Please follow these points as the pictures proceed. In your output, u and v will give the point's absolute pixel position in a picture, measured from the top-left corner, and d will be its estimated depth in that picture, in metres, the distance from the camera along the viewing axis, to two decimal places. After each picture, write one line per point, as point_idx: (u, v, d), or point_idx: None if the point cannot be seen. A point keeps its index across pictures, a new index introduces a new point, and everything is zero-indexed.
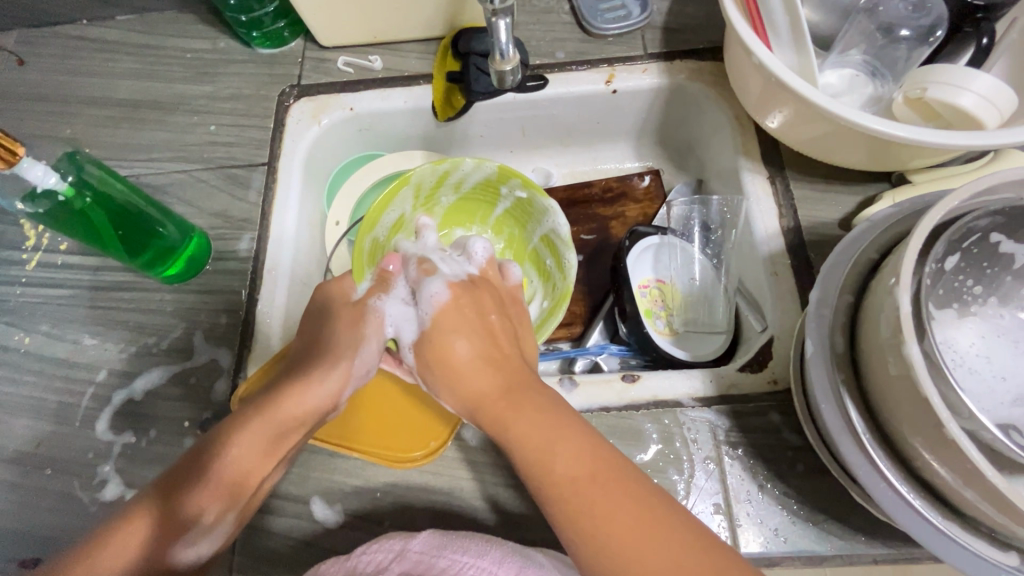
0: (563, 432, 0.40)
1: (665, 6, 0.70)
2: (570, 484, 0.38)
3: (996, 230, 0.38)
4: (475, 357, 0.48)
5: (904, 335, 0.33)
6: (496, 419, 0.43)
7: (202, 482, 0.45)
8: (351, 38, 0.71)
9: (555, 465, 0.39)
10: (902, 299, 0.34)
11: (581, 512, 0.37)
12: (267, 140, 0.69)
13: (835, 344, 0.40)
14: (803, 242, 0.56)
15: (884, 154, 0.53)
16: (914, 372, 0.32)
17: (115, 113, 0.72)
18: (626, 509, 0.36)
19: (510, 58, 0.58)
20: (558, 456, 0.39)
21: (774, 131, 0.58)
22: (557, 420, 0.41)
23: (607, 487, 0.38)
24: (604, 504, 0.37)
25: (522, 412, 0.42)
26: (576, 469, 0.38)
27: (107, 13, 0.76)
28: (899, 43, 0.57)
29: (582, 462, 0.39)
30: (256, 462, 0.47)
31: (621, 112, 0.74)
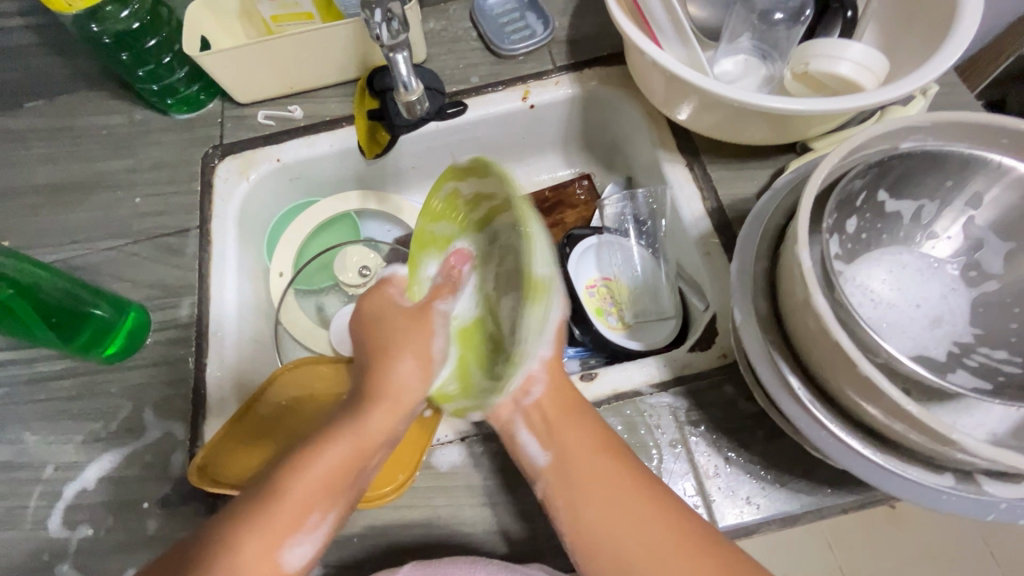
0: (593, 435, 0.48)
1: (566, 20, 0.74)
2: (582, 477, 0.46)
3: (875, 183, 0.42)
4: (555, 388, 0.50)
5: (809, 288, 0.35)
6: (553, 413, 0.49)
7: (201, 548, 0.41)
8: (266, 92, 0.72)
9: (597, 514, 0.45)
10: (803, 254, 0.36)
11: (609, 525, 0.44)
12: (195, 203, 0.69)
13: (760, 308, 0.42)
14: (727, 220, 0.60)
15: (785, 127, 0.57)
16: (825, 319, 0.34)
17: (35, 200, 0.70)
18: (653, 534, 0.43)
19: (413, 88, 0.60)
20: (593, 483, 0.46)
21: (685, 122, 0.62)
22: (584, 429, 0.48)
23: (618, 489, 0.45)
24: (596, 494, 0.45)
25: (574, 417, 0.49)
26: (632, 521, 0.43)
27: (15, 102, 0.75)
28: (777, 25, 0.62)
29: (623, 495, 0.44)
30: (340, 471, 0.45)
31: (543, 126, 0.77)
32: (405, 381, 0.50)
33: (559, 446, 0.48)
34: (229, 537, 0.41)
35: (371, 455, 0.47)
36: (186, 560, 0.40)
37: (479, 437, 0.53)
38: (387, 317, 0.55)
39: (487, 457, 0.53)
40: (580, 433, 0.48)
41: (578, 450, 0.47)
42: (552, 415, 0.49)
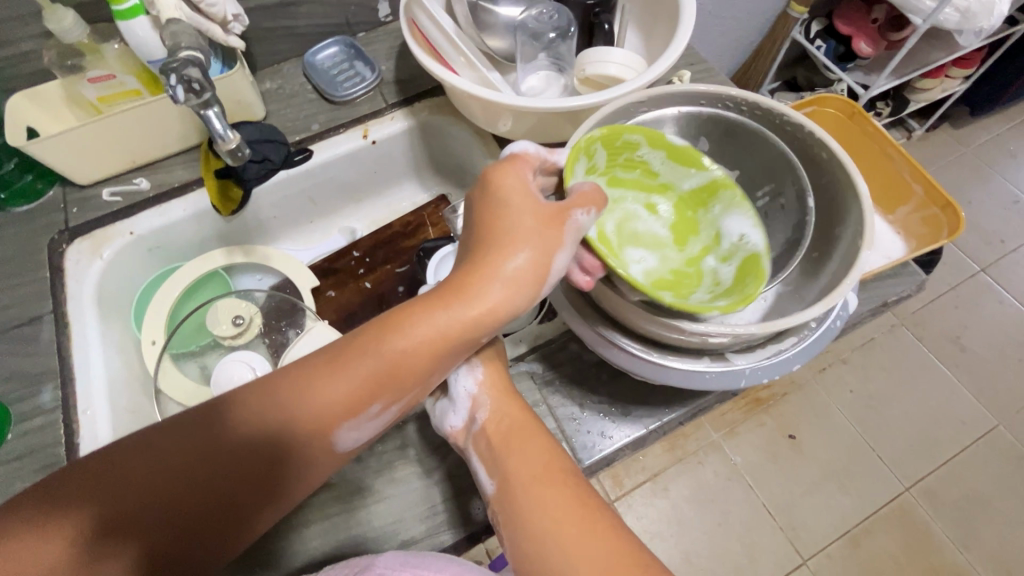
0: (546, 453, 0.49)
1: (392, 63, 0.83)
2: (528, 482, 0.47)
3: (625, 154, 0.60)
4: (501, 394, 0.53)
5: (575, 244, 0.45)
6: (502, 434, 0.50)
7: (168, 492, 0.39)
8: (108, 169, 0.73)
9: (531, 515, 0.45)
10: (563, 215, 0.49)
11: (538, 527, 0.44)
12: (46, 289, 0.68)
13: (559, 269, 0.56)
14: None
15: (579, 121, 0.68)
16: (583, 261, 0.48)
17: None
18: (573, 539, 0.43)
19: (229, 140, 0.64)
20: (537, 480, 0.47)
21: (504, 130, 0.71)
22: (539, 448, 0.49)
23: (561, 497, 0.45)
24: (543, 501, 0.45)
25: (529, 436, 0.50)
26: (552, 514, 0.44)
27: None
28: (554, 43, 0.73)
29: (569, 510, 0.45)
30: (350, 399, 0.44)
31: (391, 158, 0.84)
32: (494, 303, 0.44)
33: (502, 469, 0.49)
34: (201, 483, 0.40)
35: (368, 411, 0.45)
36: (130, 497, 0.38)
37: (365, 443, 0.57)
38: (517, 208, 0.46)
39: (375, 458, 0.57)
40: (527, 452, 0.49)
41: (522, 466, 0.48)
42: (502, 439, 0.50)
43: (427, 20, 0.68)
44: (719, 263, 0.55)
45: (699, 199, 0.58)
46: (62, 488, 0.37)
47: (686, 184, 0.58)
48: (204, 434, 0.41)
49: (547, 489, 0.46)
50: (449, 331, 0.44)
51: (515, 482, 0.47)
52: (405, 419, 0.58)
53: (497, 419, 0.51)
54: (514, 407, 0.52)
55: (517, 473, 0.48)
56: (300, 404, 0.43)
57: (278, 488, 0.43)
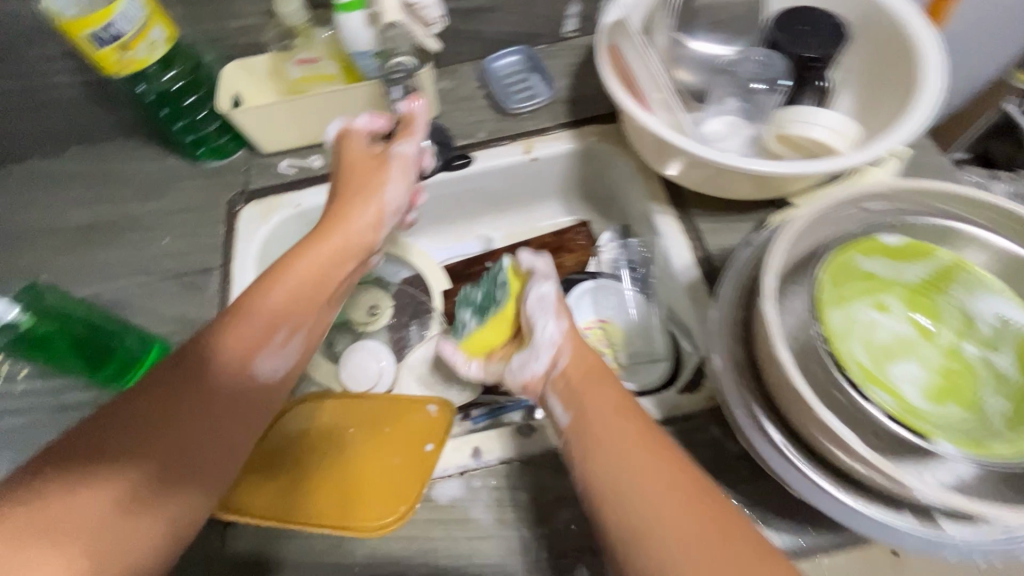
0: (629, 415, 0.46)
1: (567, 82, 0.81)
2: (603, 437, 0.44)
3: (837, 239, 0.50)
4: (589, 365, 0.51)
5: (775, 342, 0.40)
6: (573, 392, 0.49)
7: (171, 420, 0.43)
8: (290, 143, 0.78)
9: (606, 467, 0.42)
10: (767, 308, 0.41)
11: (609, 482, 0.41)
12: (219, 244, 0.74)
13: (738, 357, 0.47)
14: (714, 268, 0.64)
15: (766, 184, 0.62)
16: (787, 369, 0.40)
17: (72, 239, 0.76)
18: (648, 475, 0.40)
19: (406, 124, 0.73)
20: (603, 440, 0.44)
21: (673, 175, 0.67)
22: (620, 410, 0.46)
23: (648, 456, 0.42)
24: (643, 476, 0.41)
25: (603, 385, 0.49)
26: (622, 475, 0.41)
27: (60, 149, 0.83)
28: (756, 93, 0.68)
29: (656, 463, 0.41)
30: (289, 299, 0.54)
31: (544, 177, 0.82)
32: (357, 227, 0.62)
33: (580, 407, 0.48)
34: (200, 407, 0.45)
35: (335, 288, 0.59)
36: (142, 426, 0.42)
37: (478, 472, 0.56)
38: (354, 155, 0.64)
39: (485, 492, 0.55)
40: (596, 395, 0.48)
41: (593, 414, 0.46)
42: (579, 378, 0.50)
43: (631, 54, 0.64)
44: (986, 352, 0.45)
45: (931, 290, 0.48)
46: (73, 450, 0.38)
47: (913, 274, 0.48)
48: (194, 371, 0.46)
49: (616, 426, 0.45)
50: (337, 242, 0.60)
51: (595, 441, 0.44)
52: (522, 459, 0.57)
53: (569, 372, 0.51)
54: (583, 363, 0.52)
55: (582, 422, 0.46)
56: (197, 377, 0.46)
57: (188, 459, 0.43)
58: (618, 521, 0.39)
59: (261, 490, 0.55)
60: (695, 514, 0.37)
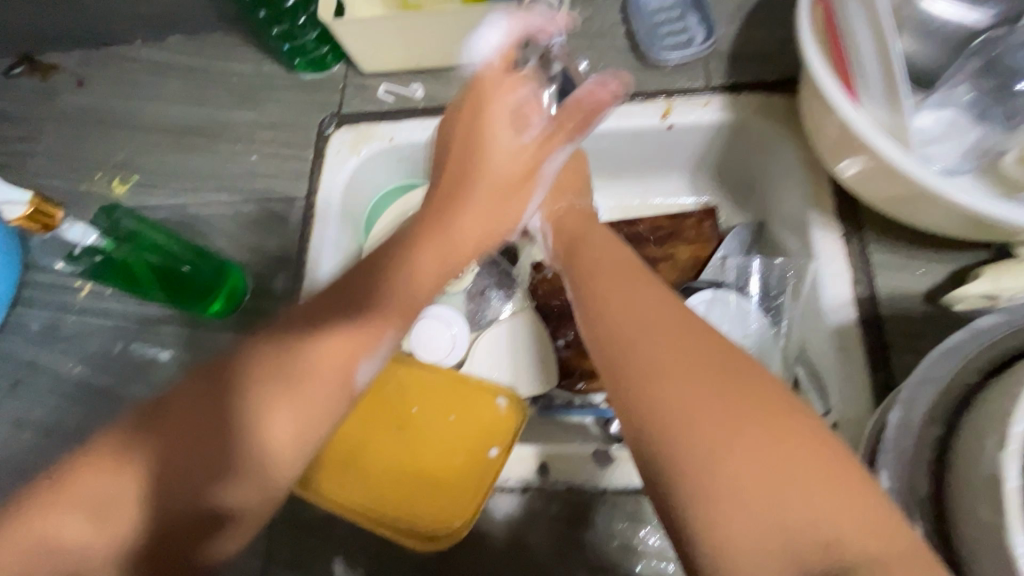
0: (664, 306, 0.37)
1: (732, 30, 0.64)
2: (669, 366, 0.33)
3: None
4: (616, 277, 0.41)
5: (981, 499, 0.30)
6: (611, 290, 0.40)
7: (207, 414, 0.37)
8: (392, 65, 0.69)
9: (649, 382, 0.33)
10: (1008, 468, 0.28)
11: (671, 408, 0.31)
12: (306, 172, 0.68)
13: (918, 488, 0.34)
14: (877, 316, 0.51)
15: (985, 228, 0.46)
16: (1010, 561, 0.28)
17: (166, 139, 0.74)
18: (701, 384, 0.31)
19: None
20: (660, 334, 0.35)
21: (848, 180, 0.52)
22: (653, 297, 0.38)
23: (718, 381, 0.31)
24: (710, 382, 0.31)
25: (636, 285, 0.40)
26: (692, 394, 0.31)
27: (160, 34, 0.78)
28: (1015, 96, 0.50)
29: (710, 365, 0.32)
30: (434, 267, 0.48)
31: (677, 147, 0.68)
32: (510, 153, 0.55)
33: (624, 331, 0.36)
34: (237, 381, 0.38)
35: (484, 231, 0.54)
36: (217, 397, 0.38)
37: (541, 493, 0.51)
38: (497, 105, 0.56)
39: (545, 517, 0.51)
40: (629, 302, 0.38)
41: (631, 322, 0.36)
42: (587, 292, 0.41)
43: (854, 12, 0.44)
44: None
45: None
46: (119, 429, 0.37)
47: None
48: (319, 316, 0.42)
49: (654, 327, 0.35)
50: (530, 163, 0.56)
51: (661, 374, 0.33)
52: (592, 492, 0.51)
53: (598, 291, 0.41)
54: (619, 276, 0.42)
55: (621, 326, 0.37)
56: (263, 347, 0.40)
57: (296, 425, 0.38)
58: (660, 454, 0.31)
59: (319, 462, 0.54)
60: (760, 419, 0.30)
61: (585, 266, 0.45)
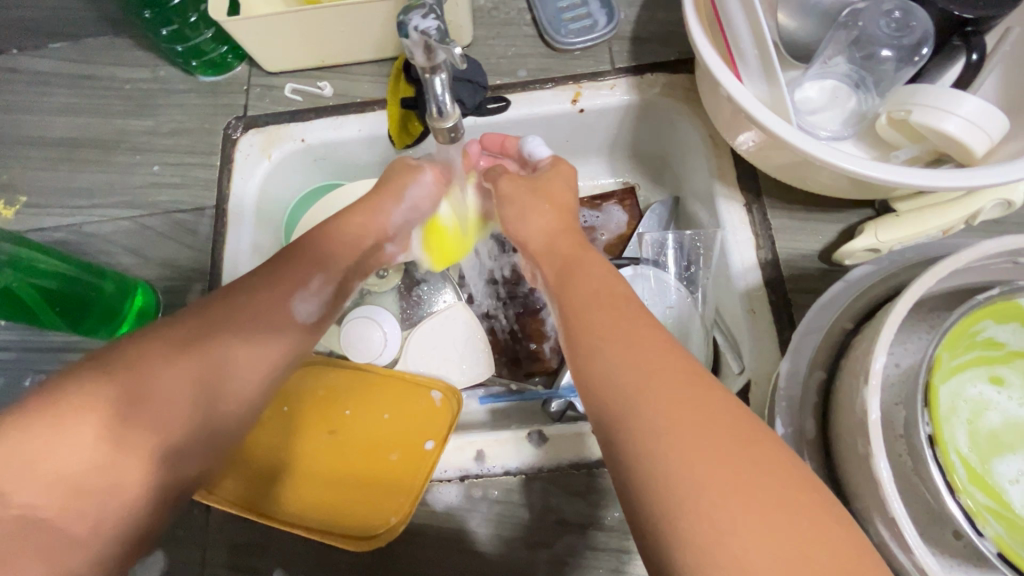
0: (656, 342, 0.35)
1: (633, 13, 0.66)
2: (672, 417, 0.31)
3: (962, 291, 0.39)
4: (602, 302, 0.38)
5: (858, 434, 0.32)
6: (598, 318, 0.37)
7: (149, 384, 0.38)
8: (297, 63, 0.66)
9: (641, 418, 0.31)
10: (870, 402, 0.31)
11: (663, 439, 0.30)
12: (214, 179, 0.65)
13: (805, 428, 0.38)
14: (781, 277, 0.54)
15: (865, 185, 0.50)
16: (881, 486, 0.31)
17: (55, 153, 0.68)
18: (703, 436, 0.30)
19: (451, 113, 0.44)
20: (656, 376, 0.33)
21: (746, 151, 0.54)
22: (643, 329, 0.35)
23: (721, 435, 0.30)
24: (713, 437, 0.30)
25: (624, 314, 0.37)
26: (693, 446, 0.29)
27: (39, 42, 0.73)
28: (882, 62, 0.53)
29: (710, 419, 0.31)
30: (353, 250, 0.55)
31: (592, 130, 0.70)
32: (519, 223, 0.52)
33: (617, 373, 0.34)
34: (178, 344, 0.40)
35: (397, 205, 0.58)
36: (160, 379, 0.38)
37: (479, 481, 0.52)
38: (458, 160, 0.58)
39: (485, 504, 0.51)
40: (617, 325, 0.36)
41: (620, 350, 0.35)
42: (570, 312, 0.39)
43: None
44: None
45: None
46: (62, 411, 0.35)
47: None
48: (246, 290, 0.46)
49: (644, 357, 0.34)
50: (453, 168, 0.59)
51: (667, 428, 0.30)
52: (528, 474, 0.52)
53: (584, 323, 0.37)
54: (605, 301, 0.38)
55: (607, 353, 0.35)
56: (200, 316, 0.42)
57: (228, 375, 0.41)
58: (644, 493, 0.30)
59: (248, 478, 0.52)
60: (751, 472, 0.29)
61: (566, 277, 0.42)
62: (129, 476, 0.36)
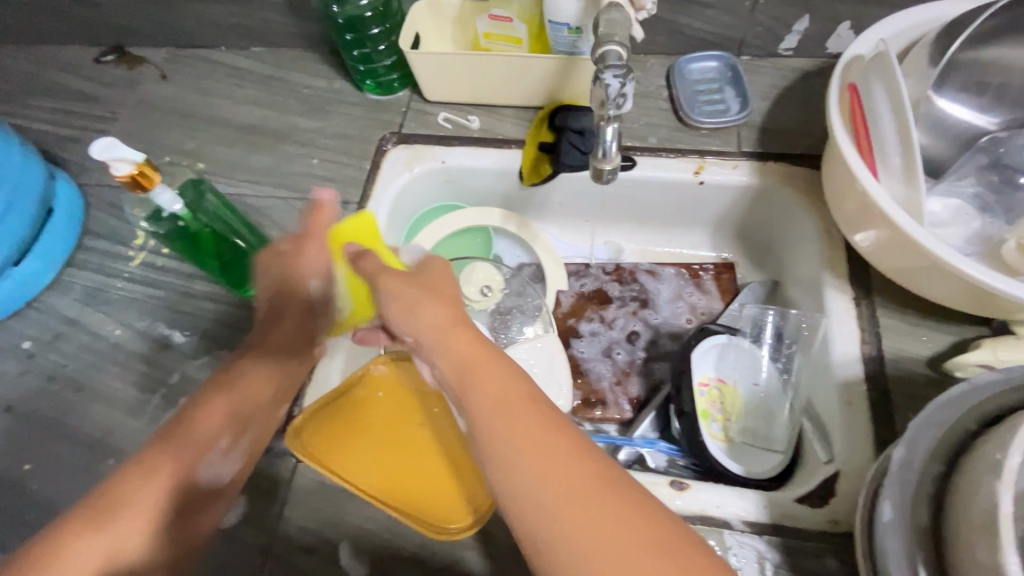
0: (533, 412, 0.38)
1: (765, 106, 0.71)
2: (553, 499, 0.35)
3: None
4: (491, 370, 0.40)
5: None
6: (489, 400, 0.39)
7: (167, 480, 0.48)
8: (455, 96, 0.75)
9: (525, 499, 0.35)
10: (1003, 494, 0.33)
11: (547, 522, 0.34)
12: (361, 180, 0.74)
13: (917, 516, 0.39)
14: (883, 375, 0.54)
15: (987, 301, 0.50)
16: None
17: (234, 134, 0.80)
18: (574, 517, 0.34)
19: (613, 158, 0.51)
20: (534, 457, 0.36)
21: (862, 247, 0.57)
22: (526, 404, 0.38)
23: (592, 509, 0.34)
24: (587, 514, 0.34)
25: (510, 386, 0.39)
26: (569, 525, 0.34)
27: (244, 44, 0.86)
28: (1016, 187, 0.57)
29: (582, 494, 0.35)
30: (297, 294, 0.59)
31: (705, 203, 0.74)
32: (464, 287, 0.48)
33: (501, 455, 0.37)
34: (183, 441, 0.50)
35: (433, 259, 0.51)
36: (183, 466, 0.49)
37: None
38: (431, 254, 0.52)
39: None
40: (502, 402, 0.38)
41: (501, 430, 0.37)
42: (455, 375, 0.41)
43: (878, 94, 0.51)
44: None
45: None
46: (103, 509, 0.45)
47: None
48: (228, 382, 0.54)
49: (531, 450, 0.36)
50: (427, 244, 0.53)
51: (548, 514, 0.34)
52: None
53: (475, 403, 0.39)
54: (499, 374, 0.40)
55: (486, 416, 0.38)
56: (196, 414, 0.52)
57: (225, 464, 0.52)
58: (532, 552, 0.34)
59: (342, 446, 0.56)
60: (624, 536, 0.33)
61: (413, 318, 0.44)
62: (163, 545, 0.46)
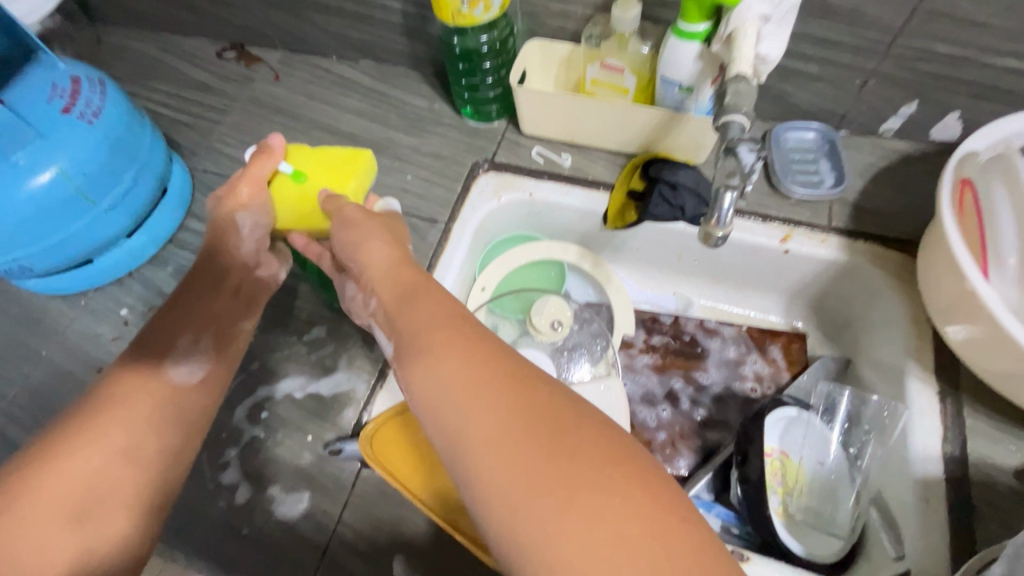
0: (485, 375, 0.37)
1: (860, 185, 0.71)
2: (503, 462, 0.34)
3: None
4: (448, 342, 0.40)
5: None
6: (443, 373, 0.38)
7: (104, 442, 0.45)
8: (551, 133, 0.78)
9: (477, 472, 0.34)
10: None
11: (498, 483, 0.33)
12: (451, 201, 0.77)
13: None
14: (966, 478, 0.53)
15: None
16: None
17: (335, 141, 0.84)
18: (528, 476, 0.33)
19: (727, 225, 0.53)
20: (488, 430, 0.35)
21: (954, 339, 0.55)
22: (480, 370, 0.38)
23: (543, 462, 0.33)
24: (542, 475, 0.33)
25: (464, 356, 0.38)
26: (515, 489, 0.33)
27: (354, 57, 0.91)
28: None
29: (532, 449, 0.34)
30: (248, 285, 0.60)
31: (786, 271, 0.74)
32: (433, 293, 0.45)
33: (457, 431, 0.36)
34: (120, 407, 0.47)
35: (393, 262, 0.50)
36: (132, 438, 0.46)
37: None
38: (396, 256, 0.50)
39: None
40: (459, 374, 0.38)
41: (454, 401, 0.37)
42: (414, 341, 0.42)
43: None
44: None
45: None
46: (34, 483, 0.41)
47: None
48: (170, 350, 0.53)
49: (484, 410, 0.36)
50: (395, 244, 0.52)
51: (500, 484, 0.33)
52: None
53: (431, 381, 0.38)
54: (456, 347, 0.39)
55: (444, 392, 0.37)
56: (138, 385, 0.49)
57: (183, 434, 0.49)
58: (494, 512, 0.33)
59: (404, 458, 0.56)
60: (576, 488, 0.32)
61: (410, 296, 0.45)
62: (115, 525, 0.43)
